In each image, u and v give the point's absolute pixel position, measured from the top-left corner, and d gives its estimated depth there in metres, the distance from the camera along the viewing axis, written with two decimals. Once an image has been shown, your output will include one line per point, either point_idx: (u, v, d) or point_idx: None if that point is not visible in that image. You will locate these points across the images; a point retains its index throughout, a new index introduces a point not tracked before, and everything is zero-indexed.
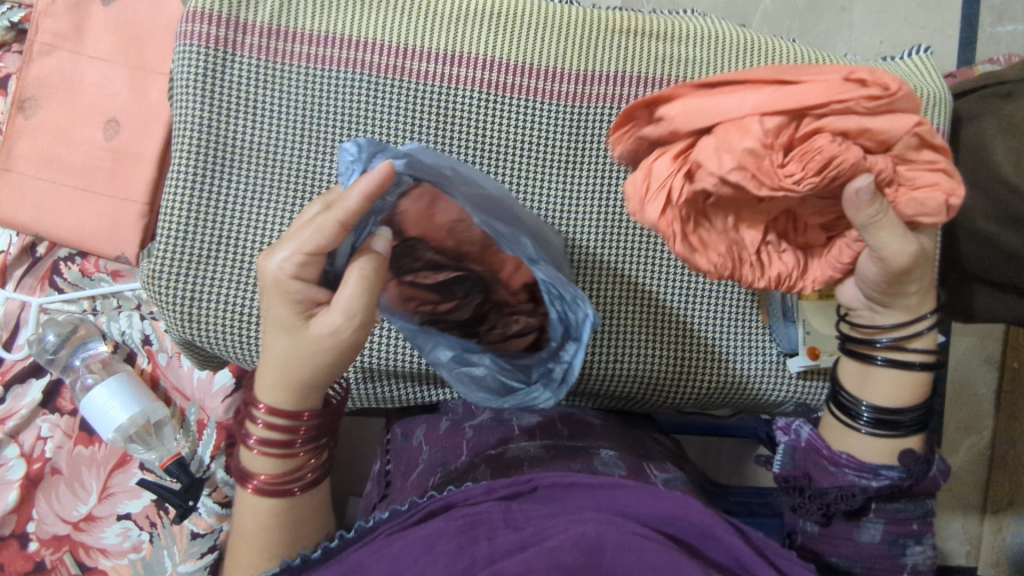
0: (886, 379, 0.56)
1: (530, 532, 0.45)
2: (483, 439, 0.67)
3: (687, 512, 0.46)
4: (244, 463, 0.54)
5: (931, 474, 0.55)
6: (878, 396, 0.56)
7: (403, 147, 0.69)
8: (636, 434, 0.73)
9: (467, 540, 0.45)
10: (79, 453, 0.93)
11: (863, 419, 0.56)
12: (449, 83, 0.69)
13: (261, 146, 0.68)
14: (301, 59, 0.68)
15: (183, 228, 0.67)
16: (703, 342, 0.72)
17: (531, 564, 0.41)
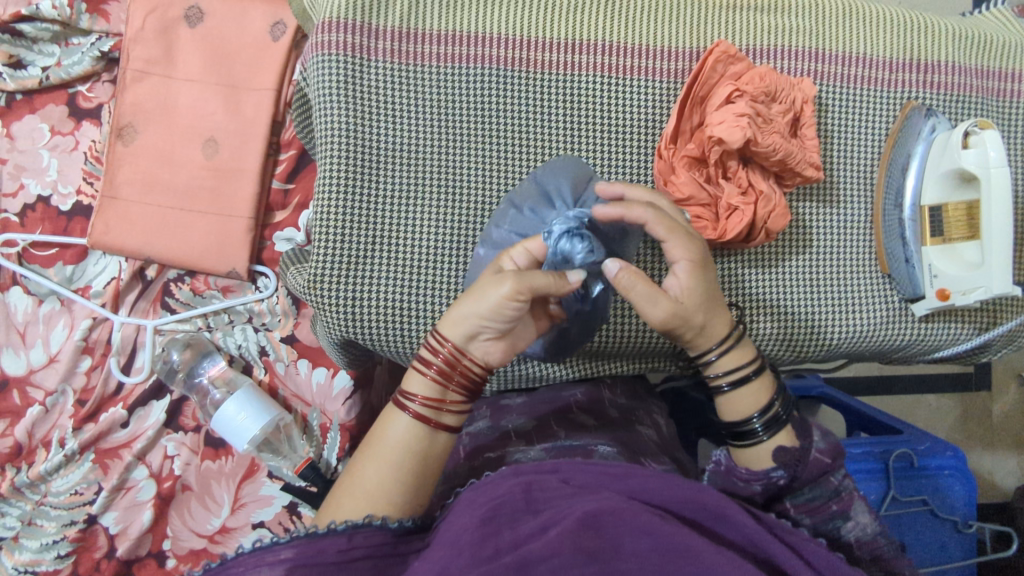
0: (738, 400, 0.65)
1: (546, 516, 0.52)
2: (481, 442, 0.76)
3: (701, 496, 0.53)
4: (406, 382, 0.61)
5: (812, 459, 0.61)
6: (740, 415, 0.64)
7: (534, 136, 0.73)
8: (630, 429, 0.79)
9: (491, 529, 0.52)
10: (208, 467, 0.94)
11: (759, 429, 0.63)
12: (574, 70, 0.73)
13: (400, 146, 0.71)
14: (433, 59, 0.71)
15: (336, 230, 0.69)
16: (795, 297, 0.74)
17: (556, 547, 0.47)
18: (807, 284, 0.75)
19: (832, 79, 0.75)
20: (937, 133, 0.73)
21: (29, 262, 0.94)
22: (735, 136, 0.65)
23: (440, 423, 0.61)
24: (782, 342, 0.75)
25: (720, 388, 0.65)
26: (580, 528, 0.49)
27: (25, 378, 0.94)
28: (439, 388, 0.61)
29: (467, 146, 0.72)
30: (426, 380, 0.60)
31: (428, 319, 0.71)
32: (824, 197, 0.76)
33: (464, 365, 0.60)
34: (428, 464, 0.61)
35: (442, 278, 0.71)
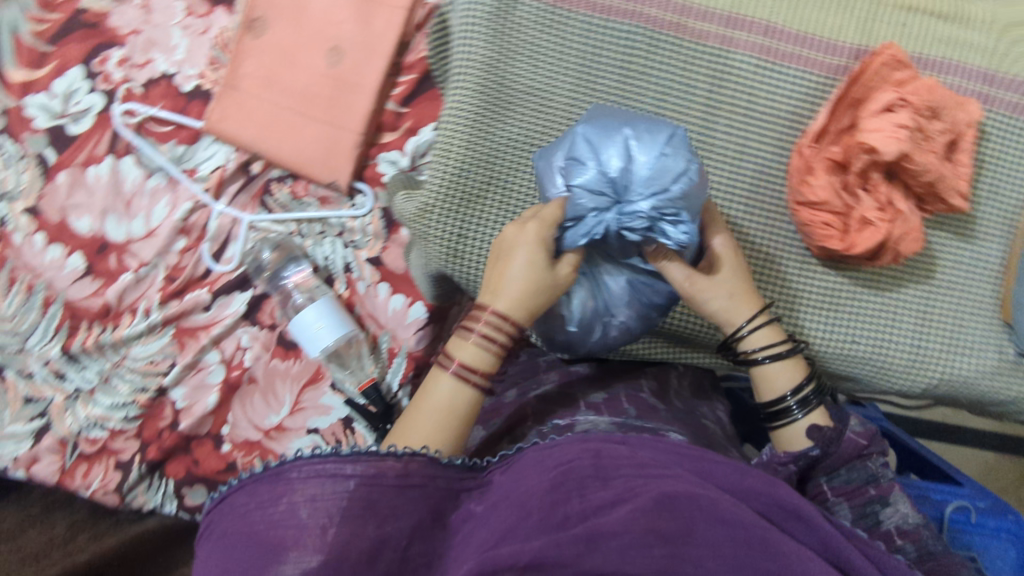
0: (773, 375, 0.67)
1: (619, 489, 0.52)
2: (549, 408, 0.76)
3: (774, 491, 0.53)
4: (449, 346, 0.63)
5: (846, 438, 0.63)
6: (774, 392, 0.67)
7: (673, 106, 0.69)
8: (697, 419, 0.78)
9: (560, 497, 0.52)
10: (275, 366, 0.98)
11: (796, 410, 0.66)
12: (729, 46, 0.69)
13: (535, 89, 0.69)
14: (585, 8, 0.69)
15: (455, 162, 0.69)
16: (856, 316, 0.71)
17: (627, 526, 0.48)
18: (881, 307, 0.71)
19: (1005, 107, 0.69)
20: None
21: (145, 135, 0.97)
22: (891, 149, 0.61)
23: (480, 381, 0.62)
24: (840, 358, 0.71)
25: (758, 361, 0.67)
26: (654, 508, 0.48)
27: (124, 246, 0.98)
28: (486, 353, 0.62)
29: (603, 103, 0.69)
30: (475, 349, 0.61)
31: None
32: (942, 225, 0.71)
33: (505, 331, 0.61)
34: (467, 413, 0.62)
35: None
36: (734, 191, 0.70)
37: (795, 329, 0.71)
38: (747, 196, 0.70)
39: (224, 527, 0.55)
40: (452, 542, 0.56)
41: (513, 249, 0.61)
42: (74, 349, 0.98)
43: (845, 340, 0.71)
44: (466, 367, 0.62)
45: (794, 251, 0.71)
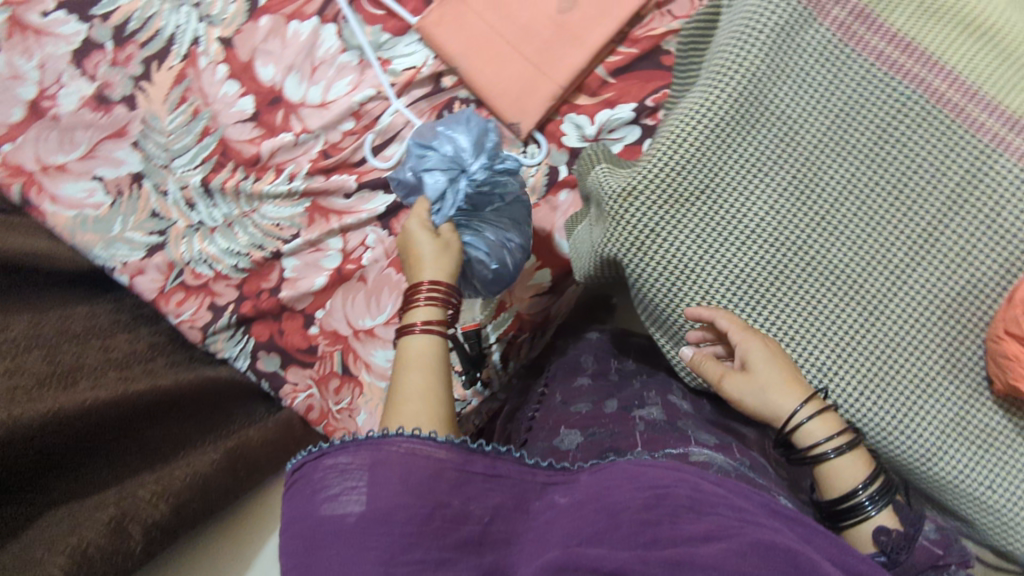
0: (842, 468, 0.63)
1: (715, 526, 0.49)
2: (660, 437, 0.70)
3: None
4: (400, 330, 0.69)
5: (919, 546, 0.59)
6: (845, 487, 0.62)
7: (915, 185, 0.66)
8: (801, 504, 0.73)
9: (649, 518, 0.50)
10: (388, 274, 0.96)
11: (869, 507, 0.61)
12: (1000, 147, 0.64)
13: (785, 118, 0.68)
14: (869, 56, 0.67)
15: (674, 152, 0.68)
16: (1019, 473, 0.64)
17: (717, 561, 0.45)
18: None
19: None
20: None
21: (356, 11, 0.97)
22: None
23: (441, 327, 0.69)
24: (979, 505, 0.65)
25: (824, 455, 0.63)
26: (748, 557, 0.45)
27: (295, 106, 0.98)
28: (433, 308, 0.70)
29: (845, 155, 0.67)
30: (425, 309, 0.70)
31: (702, 288, 0.68)
32: None
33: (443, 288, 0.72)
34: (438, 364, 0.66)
35: (738, 261, 0.68)
36: (941, 292, 0.66)
37: (948, 452, 0.65)
38: (950, 301, 0.65)
39: (305, 494, 0.53)
40: (531, 525, 0.55)
41: (413, 247, 0.76)
42: (213, 184, 1.00)
43: (998, 486, 0.64)
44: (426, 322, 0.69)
45: (976, 379, 0.65)
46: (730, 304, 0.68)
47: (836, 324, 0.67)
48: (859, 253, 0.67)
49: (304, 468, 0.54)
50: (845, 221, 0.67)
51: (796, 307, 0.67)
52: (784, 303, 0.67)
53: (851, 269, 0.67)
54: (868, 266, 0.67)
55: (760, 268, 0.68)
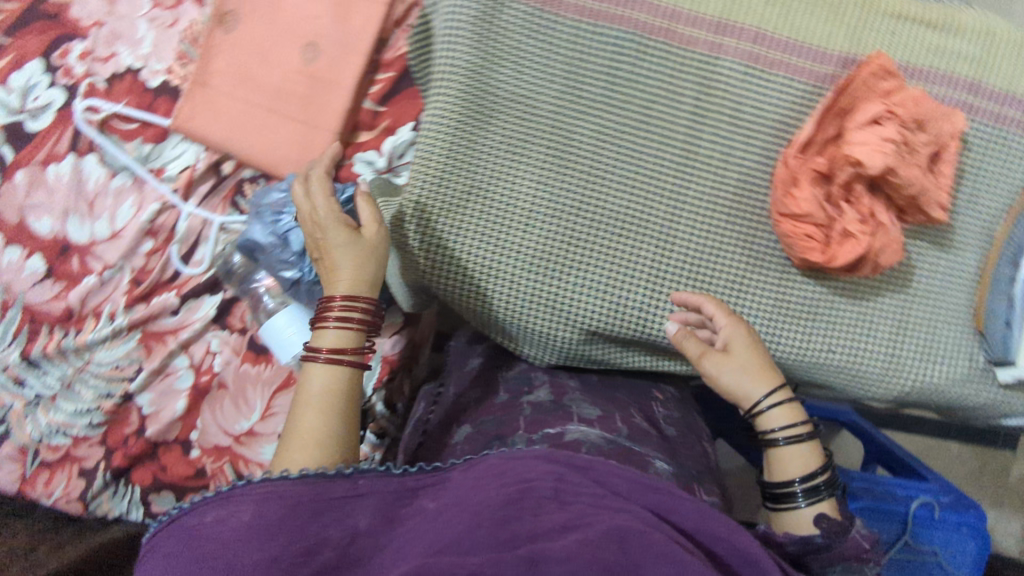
0: (791, 456, 0.63)
1: (575, 513, 0.50)
2: (541, 419, 0.75)
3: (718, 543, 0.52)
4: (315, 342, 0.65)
5: (851, 537, 0.59)
6: (785, 475, 0.63)
7: (659, 114, 0.68)
8: (682, 452, 0.78)
9: (512, 513, 0.50)
10: (245, 371, 0.95)
11: (801, 498, 0.62)
12: (718, 53, 0.68)
13: (521, 95, 0.68)
14: (574, 12, 0.68)
15: (437, 171, 0.68)
16: (834, 323, 0.72)
17: (572, 553, 0.45)
18: (857, 316, 0.72)
19: (986, 117, 0.70)
20: None
21: (108, 133, 0.93)
22: (876, 161, 0.61)
23: (354, 356, 0.64)
24: (817, 364, 0.72)
25: (775, 442, 0.64)
26: (605, 539, 0.47)
27: (87, 247, 0.94)
28: (331, 332, 0.65)
29: (588, 110, 0.68)
30: (334, 332, 0.65)
31: (506, 280, 0.69)
32: (942, 240, 0.72)
33: (360, 310, 0.66)
34: (341, 396, 0.63)
35: (529, 245, 0.68)
36: (721, 203, 0.69)
37: (771, 333, 0.71)
38: (732, 208, 0.69)
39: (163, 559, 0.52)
40: (396, 534, 0.53)
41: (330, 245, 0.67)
42: (34, 355, 0.93)
43: (821, 344, 0.72)
44: (334, 350, 0.64)
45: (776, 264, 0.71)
46: (539, 285, 0.69)
47: (640, 267, 0.69)
48: (634, 195, 0.69)
49: (156, 538, 0.55)
50: (611, 171, 0.68)
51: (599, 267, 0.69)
52: (587, 266, 0.69)
53: (636, 213, 0.69)
54: (647, 203, 0.69)
55: (552, 243, 0.68)
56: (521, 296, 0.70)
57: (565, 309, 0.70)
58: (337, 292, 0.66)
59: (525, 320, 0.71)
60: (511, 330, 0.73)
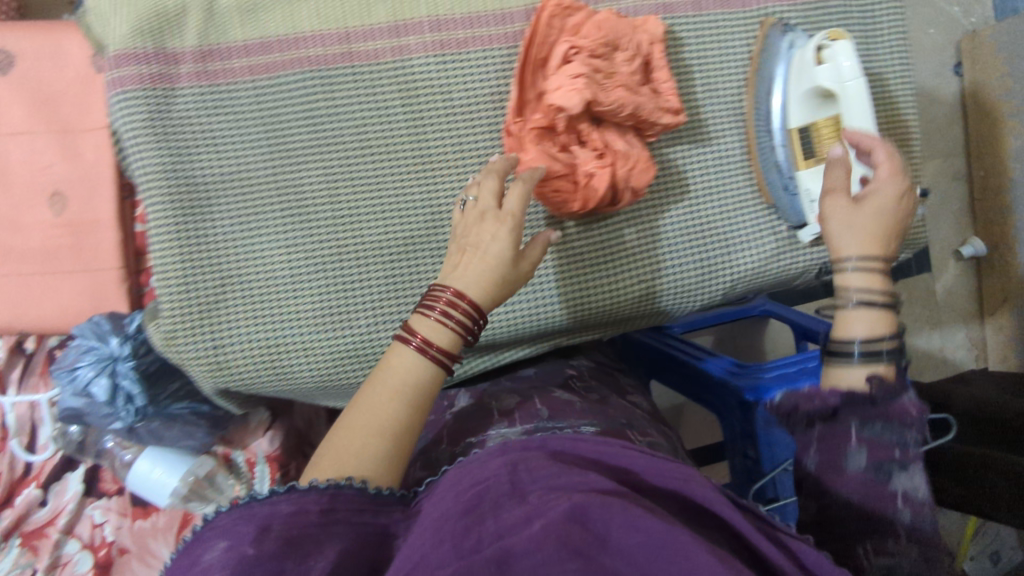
0: (856, 316, 0.57)
1: (536, 503, 0.43)
2: (467, 428, 0.74)
3: (690, 488, 0.45)
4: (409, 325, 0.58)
5: (901, 404, 0.53)
6: (841, 334, 0.57)
7: (376, 134, 0.66)
8: (613, 408, 0.77)
9: (473, 522, 0.43)
10: (140, 527, 0.89)
11: (853, 355, 0.56)
12: (405, 54, 0.65)
13: (232, 173, 0.64)
14: (243, 73, 0.64)
15: (181, 281, 0.64)
16: (636, 257, 0.72)
17: (539, 541, 0.38)
18: (654, 240, 0.72)
19: (681, 11, 0.69)
20: (796, 49, 0.69)
21: None
22: (574, 101, 0.60)
23: (440, 354, 0.56)
24: (637, 300, 0.72)
25: (845, 298, 0.58)
26: (567, 523, 0.39)
27: None
28: (444, 331, 0.56)
29: (304, 160, 0.65)
30: (433, 323, 0.57)
31: (301, 351, 0.67)
32: (699, 135, 0.72)
33: (462, 310, 0.57)
34: (427, 395, 0.56)
35: (307, 308, 0.67)
36: None
37: (579, 291, 0.71)
38: None
39: None
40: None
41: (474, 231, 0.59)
42: None
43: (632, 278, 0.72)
44: (428, 339, 0.56)
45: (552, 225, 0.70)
46: (335, 342, 0.67)
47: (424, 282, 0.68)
48: (387, 221, 0.67)
49: None
50: (355, 207, 0.66)
51: (383, 302, 0.67)
52: (371, 306, 0.67)
53: (396, 236, 0.67)
54: (402, 222, 0.67)
55: (328, 299, 0.67)
56: (324, 360, 0.68)
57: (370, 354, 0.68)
58: (453, 282, 0.58)
59: (340, 380, 0.69)
60: (336, 392, 0.71)
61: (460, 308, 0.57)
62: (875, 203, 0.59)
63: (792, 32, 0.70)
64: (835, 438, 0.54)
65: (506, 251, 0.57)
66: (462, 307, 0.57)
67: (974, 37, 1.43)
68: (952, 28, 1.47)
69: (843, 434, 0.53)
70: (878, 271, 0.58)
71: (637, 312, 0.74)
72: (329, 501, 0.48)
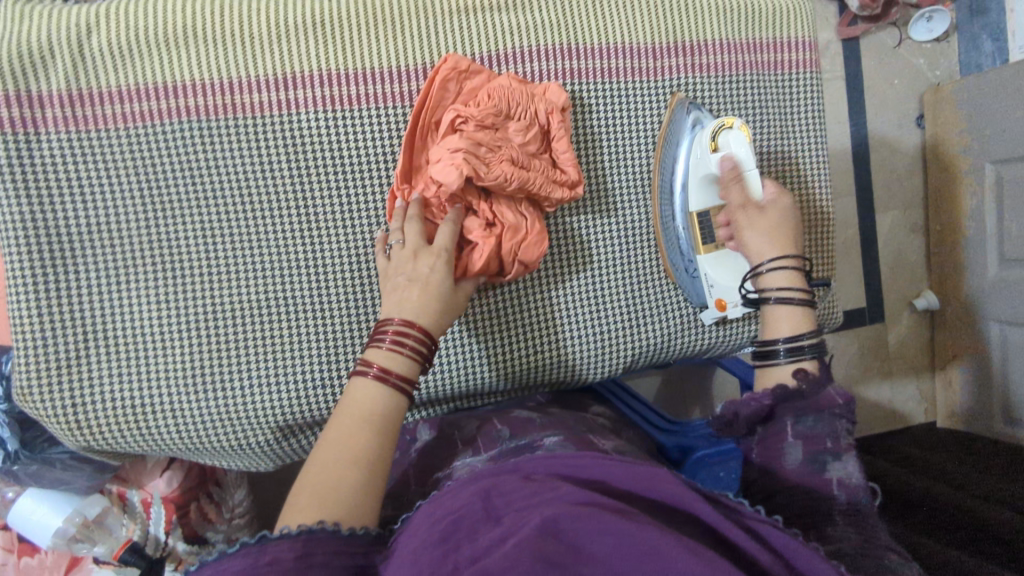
0: (779, 318, 0.62)
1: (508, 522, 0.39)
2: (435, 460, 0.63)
3: (656, 486, 0.41)
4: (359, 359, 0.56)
5: (825, 395, 0.55)
6: (772, 334, 0.62)
7: (256, 190, 0.64)
8: (584, 420, 0.69)
9: (449, 549, 0.38)
10: (27, 564, 0.88)
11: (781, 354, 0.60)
12: (291, 108, 0.64)
13: (102, 224, 0.63)
14: (118, 121, 0.62)
15: (40, 333, 0.62)
16: (534, 326, 0.69)
17: (512, 559, 0.34)
18: (553, 310, 0.70)
19: (589, 77, 0.69)
20: (699, 129, 0.67)
21: None
22: (452, 177, 0.58)
23: (402, 381, 0.54)
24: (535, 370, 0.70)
25: (766, 300, 0.63)
26: (539, 537, 0.35)
27: None
28: (400, 359, 0.55)
29: (180, 214, 0.64)
30: (384, 351, 0.55)
31: (167, 414, 0.64)
32: (599, 205, 0.70)
33: (415, 338, 0.56)
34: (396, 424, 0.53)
35: (175, 365, 0.64)
36: (358, 250, 0.66)
37: (473, 361, 0.68)
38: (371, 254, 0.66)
39: None
40: None
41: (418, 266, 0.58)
42: None
43: (529, 348, 0.69)
44: (385, 368, 0.54)
45: None
46: (203, 404, 0.64)
47: (303, 343, 0.65)
48: (266, 277, 0.65)
49: None
50: (232, 262, 0.64)
51: (257, 361, 0.65)
52: (245, 366, 0.65)
53: (275, 293, 0.65)
54: (283, 280, 0.65)
55: (199, 358, 0.64)
56: (192, 422, 0.64)
57: (243, 416, 0.65)
58: (396, 312, 0.57)
59: (208, 442, 0.66)
60: (211, 452, 0.68)
61: (412, 334, 0.56)
62: (781, 210, 0.65)
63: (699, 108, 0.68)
64: (773, 438, 0.55)
65: (445, 283, 0.59)
66: (414, 331, 0.56)
67: (939, 91, 1.38)
68: (916, 79, 1.42)
69: (779, 431, 0.55)
70: (797, 269, 0.63)
71: (534, 380, 0.71)
72: (304, 547, 0.41)
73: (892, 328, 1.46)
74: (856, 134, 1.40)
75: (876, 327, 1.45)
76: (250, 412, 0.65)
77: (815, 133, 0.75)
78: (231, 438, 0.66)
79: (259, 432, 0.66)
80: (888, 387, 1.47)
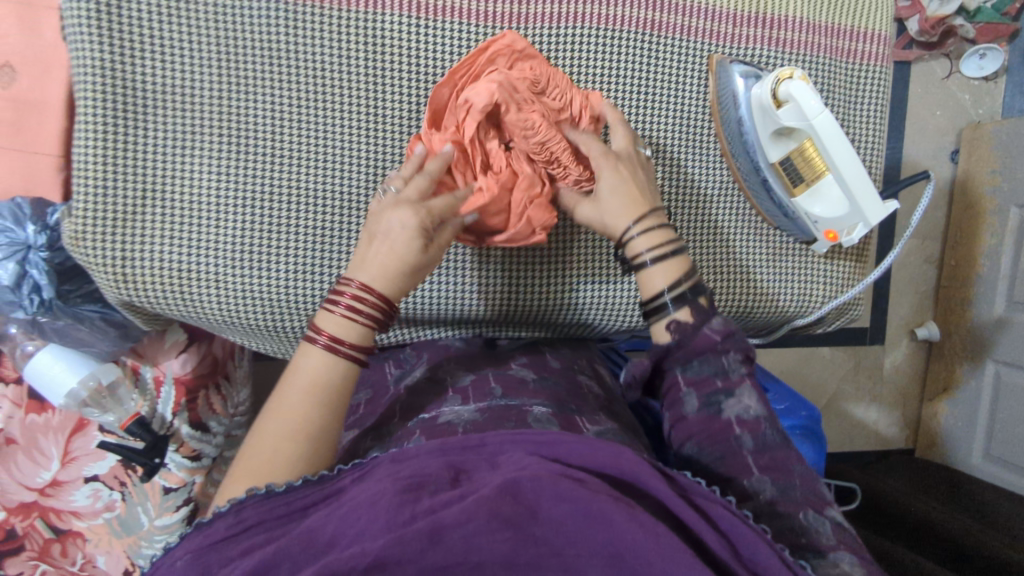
0: (657, 274, 0.60)
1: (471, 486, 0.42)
2: (419, 404, 0.64)
3: (618, 462, 0.44)
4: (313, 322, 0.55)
5: (704, 334, 0.57)
6: (652, 290, 0.60)
7: (331, 82, 0.66)
8: (575, 387, 0.68)
9: (410, 496, 0.42)
10: (32, 421, 0.85)
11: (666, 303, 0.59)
12: (375, 8, 0.66)
13: (176, 87, 0.64)
14: None
15: (101, 177, 0.63)
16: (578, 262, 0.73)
17: (470, 513, 0.39)
18: (600, 250, 0.73)
19: (668, 31, 0.71)
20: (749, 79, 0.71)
21: None
22: (482, 99, 0.61)
23: (353, 350, 0.55)
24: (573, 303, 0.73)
25: (642, 264, 0.61)
26: (499, 496, 0.40)
27: None
28: (352, 326, 0.55)
29: (254, 93, 0.65)
30: (338, 318, 0.55)
31: (210, 283, 0.66)
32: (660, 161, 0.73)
33: (371, 304, 0.55)
34: (343, 393, 0.54)
35: (226, 238, 0.66)
36: None
37: (517, 283, 0.72)
38: None
39: None
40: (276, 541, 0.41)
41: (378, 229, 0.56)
42: None
43: (570, 281, 0.73)
44: (336, 338, 0.54)
45: None
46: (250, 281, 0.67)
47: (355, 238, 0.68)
48: (328, 171, 0.67)
49: None
50: (297, 149, 0.67)
51: (307, 247, 0.67)
52: (295, 251, 0.67)
53: (334, 186, 0.67)
54: (344, 175, 0.67)
55: (252, 235, 0.66)
56: (234, 295, 0.67)
57: (282, 299, 0.67)
58: (359, 274, 0.56)
59: (242, 317, 0.68)
60: (242, 329, 0.70)
61: (368, 302, 0.55)
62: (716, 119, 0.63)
63: (744, 64, 0.71)
64: (671, 391, 0.57)
65: (414, 242, 0.55)
66: (372, 295, 0.55)
67: (978, 128, 1.38)
68: (958, 113, 1.43)
69: (674, 384, 0.57)
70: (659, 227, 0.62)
71: (567, 316, 0.74)
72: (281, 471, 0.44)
73: (889, 353, 1.49)
74: (893, 156, 1.41)
75: (875, 348, 1.48)
76: (291, 296, 0.67)
77: (870, 127, 0.77)
78: (266, 317, 0.68)
79: (295, 318, 0.68)
80: (875, 407, 1.51)
